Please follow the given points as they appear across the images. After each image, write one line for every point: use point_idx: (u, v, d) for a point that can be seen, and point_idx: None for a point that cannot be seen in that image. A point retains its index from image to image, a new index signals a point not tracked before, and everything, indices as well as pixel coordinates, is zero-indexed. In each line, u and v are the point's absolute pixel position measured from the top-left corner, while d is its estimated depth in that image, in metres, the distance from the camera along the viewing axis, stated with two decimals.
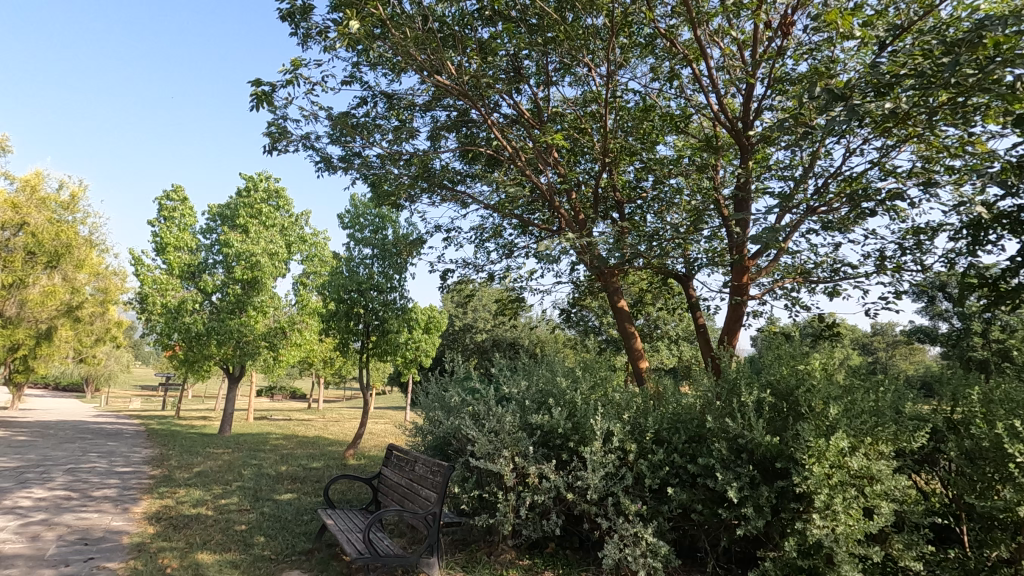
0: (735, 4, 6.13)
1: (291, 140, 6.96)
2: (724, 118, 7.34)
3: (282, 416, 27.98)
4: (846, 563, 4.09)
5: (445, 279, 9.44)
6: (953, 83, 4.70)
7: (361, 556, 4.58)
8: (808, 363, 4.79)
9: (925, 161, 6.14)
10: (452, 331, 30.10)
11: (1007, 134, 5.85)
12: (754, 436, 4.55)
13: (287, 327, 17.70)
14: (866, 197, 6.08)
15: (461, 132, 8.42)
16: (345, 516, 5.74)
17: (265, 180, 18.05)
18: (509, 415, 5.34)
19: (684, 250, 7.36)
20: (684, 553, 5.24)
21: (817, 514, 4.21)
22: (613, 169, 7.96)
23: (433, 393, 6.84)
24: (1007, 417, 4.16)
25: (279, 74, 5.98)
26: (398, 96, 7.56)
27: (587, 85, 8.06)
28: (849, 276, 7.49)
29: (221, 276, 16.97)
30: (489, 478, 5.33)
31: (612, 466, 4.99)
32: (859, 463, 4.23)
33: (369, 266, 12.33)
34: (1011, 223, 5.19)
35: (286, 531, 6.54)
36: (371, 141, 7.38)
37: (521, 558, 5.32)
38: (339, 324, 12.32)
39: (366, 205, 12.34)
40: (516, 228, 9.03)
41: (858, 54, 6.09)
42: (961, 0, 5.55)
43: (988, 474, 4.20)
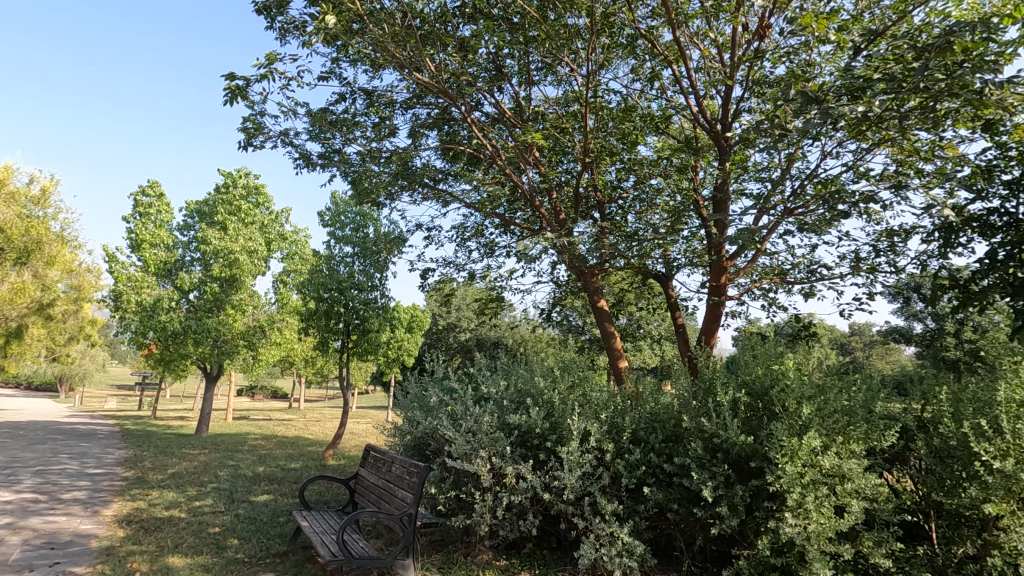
0: (714, 6, 6.18)
1: (268, 137, 6.85)
2: (704, 119, 7.40)
3: (262, 416, 27.41)
4: (818, 560, 4.15)
5: (426, 279, 9.39)
6: (924, 87, 4.77)
7: (335, 558, 4.51)
8: (783, 363, 4.84)
9: (898, 164, 6.25)
10: (436, 331, 29.99)
11: (977, 140, 5.99)
12: (728, 435, 4.59)
13: (266, 326, 17.47)
14: (841, 199, 6.16)
15: (442, 130, 8.37)
16: (321, 517, 5.67)
17: (245, 176, 17.78)
18: (487, 415, 5.33)
19: (664, 251, 7.41)
20: (661, 552, 5.26)
21: (789, 513, 4.26)
22: (594, 169, 7.97)
23: (411, 393, 6.80)
24: (974, 416, 4.25)
25: (254, 68, 5.87)
26: (378, 92, 7.48)
27: (569, 85, 8.07)
28: (825, 277, 7.60)
29: (198, 274, 16.70)
30: (466, 478, 5.30)
31: (589, 466, 4.98)
32: (831, 462, 4.29)
33: (349, 265, 12.21)
34: (980, 225, 5.29)
35: (261, 533, 6.43)
36: (350, 137, 7.29)
37: (498, 558, 5.29)
38: (319, 323, 12.18)
39: (347, 203, 12.22)
40: (498, 228, 9.00)
41: (834, 57, 6.17)
42: (932, 7, 5.65)
43: (956, 472, 4.28)
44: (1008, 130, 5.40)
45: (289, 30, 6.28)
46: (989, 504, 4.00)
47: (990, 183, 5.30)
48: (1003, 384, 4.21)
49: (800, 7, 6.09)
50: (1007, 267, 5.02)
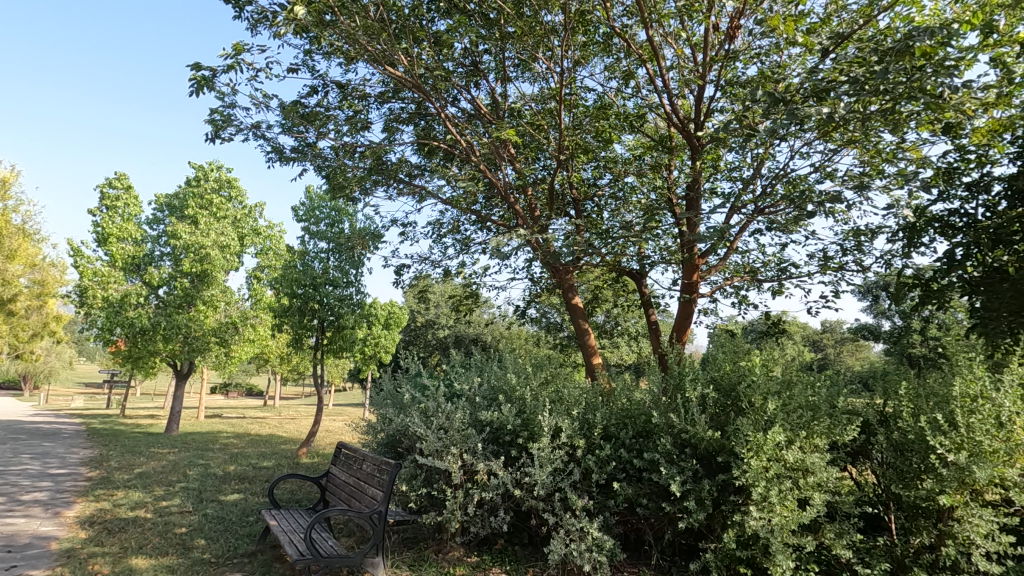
0: (688, 5, 6.22)
1: (237, 129, 6.69)
2: (678, 118, 7.47)
3: (236, 416, 25.49)
4: (781, 553, 4.23)
5: (401, 275, 9.31)
6: (887, 90, 4.89)
7: (303, 557, 4.45)
8: (750, 359, 4.93)
9: (864, 165, 6.38)
10: (414, 328, 29.82)
11: (939, 143, 6.15)
12: (696, 431, 4.65)
13: (239, 322, 17.13)
14: (810, 199, 6.28)
15: (418, 125, 8.30)
16: (290, 516, 5.59)
17: (217, 169, 17.40)
18: (458, 412, 5.31)
19: (639, 248, 7.47)
20: (631, 547, 5.32)
21: (754, 506, 4.34)
22: (570, 167, 7.98)
23: (384, 390, 6.75)
24: (932, 411, 4.40)
25: (220, 58, 5.74)
26: (352, 86, 7.38)
27: (545, 82, 8.06)
28: (794, 276, 7.75)
29: (168, 269, 16.31)
30: (437, 474, 5.29)
31: (560, 462, 5.00)
32: (795, 456, 4.39)
33: (324, 261, 12.06)
34: (941, 226, 5.44)
35: (230, 532, 6.34)
36: (324, 131, 7.18)
37: (469, 555, 5.29)
38: (293, 319, 11.98)
39: (321, 197, 12.05)
40: (474, 224, 8.97)
41: (803, 60, 6.27)
42: (897, 12, 5.79)
43: (914, 465, 4.41)
44: (967, 133, 5.56)
45: (258, 20, 6.15)
46: (943, 496, 4.13)
47: (950, 184, 5.45)
48: (959, 379, 4.35)
49: (770, 9, 6.17)
50: (965, 266, 5.17)
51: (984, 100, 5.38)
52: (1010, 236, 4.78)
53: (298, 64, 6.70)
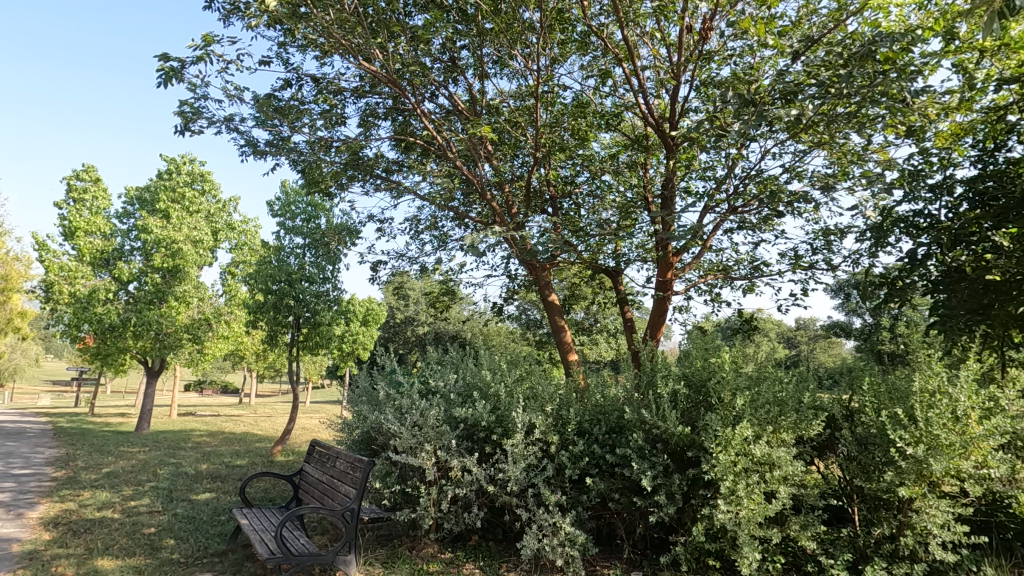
0: (663, 5, 6.26)
1: (208, 122, 6.55)
2: (654, 118, 7.55)
3: (212, 416, 23.58)
4: (747, 545, 4.33)
5: (377, 271, 9.25)
6: (853, 93, 5.01)
7: (273, 556, 4.40)
8: (720, 356, 5.03)
9: (833, 166, 6.52)
10: (394, 324, 29.69)
11: (904, 145, 6.32)
12: (667, 426, 4.73)
13: (213, 319, 16.83)
14: (780, 199, 6.40)
15: (394, 120, 8.25)
16: (261, 515, 5.53)
17: (189, 162, 17.05)
18: (432, 409, 5.30)
19: (615, 246, 7.53)
20: (604, 541, 5.38)
21: (722, 500, 4.42)
22: (548, 164, 7.98)
23: (359, 387, 6.70)
24: (893, 406, 4.53)
25: (189, 49, 5.62)
26: (327, 79, 7.28)
27: (523, 79, 8.06)
28: (766, 274, 7.90)
29: (138, 264, 15.91)
30: (411, 471, 5.28)
31: (533, 458, 5.04)
32: (761, 451, 4.49)
33: (300, 257, 11.90)
34: (907, 226, 5.57)
35: (201, 532, 6.24)
36: (298, 126, 7.07)
37: (443, 551, 5.30)
38: (268, 316, 11.79)
39: (297, 192, 11.87)
40: (452, 220, 8.94)
41: (775, 62, 6.38)
42: (865, 17, 5.93)
43: (876, 459, 4.55)
44: (930, 136, 5.72)
45: (229, 11, 6.03)
46: (902, 488, 4.26)
47: (915, 186, 5.58)
48: (918, 375, 4.49)
49: (743, 11, 6.27)
50: (927, 266, 5.33)
51: (946, 105, 5.55)
52: (968, 236, 4.93)
53: (271, 57, 6.58)
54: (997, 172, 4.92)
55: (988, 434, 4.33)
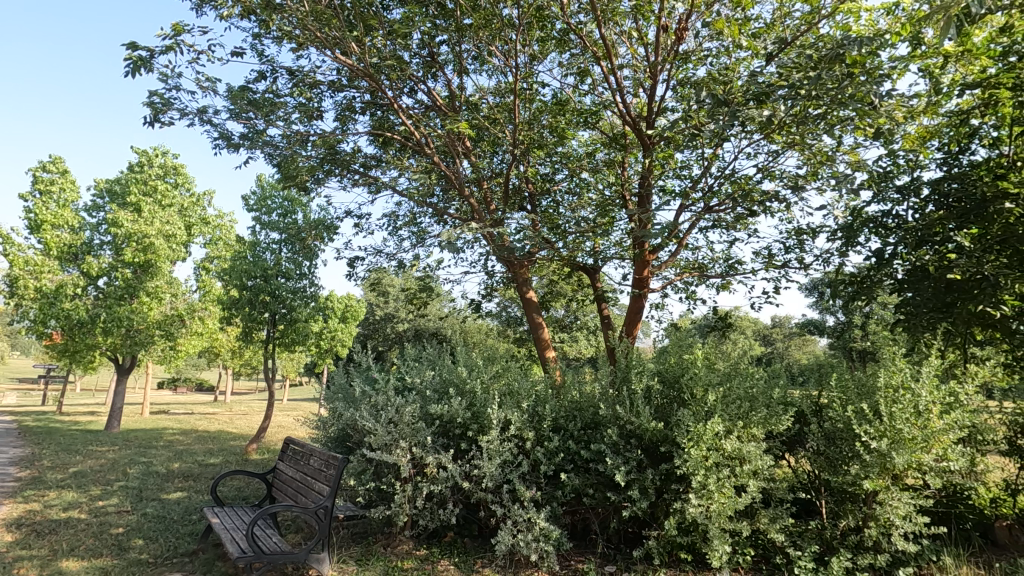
0: (640, 5, 6.30)
1: (179, 114, 6.40)
2: (632, 116, 7.59)
3: (178, 416, 22.09)
4: (717, 538, 4.41)
5: (355, 268, 9.17)
6: (822, 95, 5.11)
7: (243, 555, 4.34)
8: (693, 352, 5.10)
9: (805, 167, 6.63)
10: (373, 321, 29.49)
11: (873, 147, 6.46)
12: (640, 422, 4.79)
13: (186, 315, 16.49)
14: (754, 199, 6.51)
15: (372, 115, 8.17)
16: (233, 513, 5.45)
17: (162, 155, 16.68)
18: (408, 406, 5.28)
19: (594, 244, 7.54)
20: (578, 536, 5.41)
21: (694, 494, 4.50)
22: (527, 161, 7.97)
23: (335, 384, 6.63)
24: (858, 401, 4.65)
25: (158, 38, 5.50)
26: (302, 72, 7.16)
27: (502, 76, 8.04)
28: (740, 272, 8.03)
29: (108, 259, 15.48)
30: (386, 469, 5.26)
31: (508, 454, 5.05)
32: (732, 445, 4.56)
33: (276, 252, 11.73)
34: (878, 226, 5.62)
35: (171, 532, 6.12)
36: (273, 119, 6.96)
37: (418, 548, 5.29)
38: (242, 312, 11.58)
39: (273, 186, 11.70)
40: (430, 217, 8.90)
41: (749, 63, 6.47)
42: (837, 21, 6.04)
43: (843, 453, 4.65)
44: (898, 139, 5.86)
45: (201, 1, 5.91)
46: (867, 481, 4.37)
47: (884, 187, 5.68)
48: (883, 371, 4.60)
49: (719, 13, 6.34)
50: (893, 264, 5.46)
51: (913, 109, 5.69)
52: (932, 237, 5.06)
53: (244, 49, 6.47)
54: (960, 174, 5.06)
55: (948, 428, 4.46)
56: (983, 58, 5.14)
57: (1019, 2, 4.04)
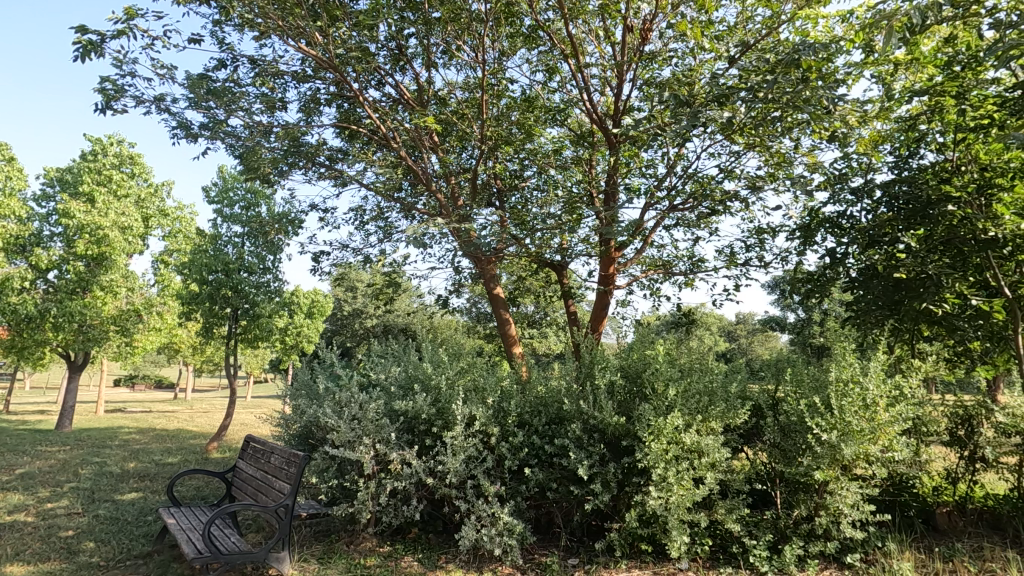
0: (606, 4, 6.36)
1: (133, 101, 6.17)
2: (598, 114, 7.65)
3: (123, 416, 20.82)
4: (676, 529, 4.52)
5: (319, 262, 9.02)
6: (780, 99, 5.25)
7: (200, 556, 4.24)
8: (655, 348, 5.20)
9: (767, 167, 6.79)
10: (341, 317, 29.15)
11: (830, 149, 6.68)
12: (603, 416, 4.87)
13: (143, 310, 15.94)
14: (715, 198, 6.66)
15: (338, 107, 8.03)
16: (190, 514, 5.30)
17: (117, 143, 16.07)
18: (372, 402, 5.24)
19: (562, 241, 7.58)
20: (542, 530, 5.46)
21: (654, 487, 4.59)
22: (495, 156, 7.94)
23: (298, 380, 6.52)
24: (811, 394, 4.81)
25: (110, 22, 5.29)
26: (265, 61, 6.99)
27: (471, 71, 8.00)
28: (703, 270, 8.21)
29: (59, 251, 14.79)
30: (349, 466, 5.21)
31: (473, 449, 5.06)
32: (691, 439, 4.67)
33: (238, 246, 11.42)
34: (832, 227, 5.80)
35: (124, 534, 5.92)
36: (234, 109, 6.78)
37: (382, 545, 5.26)
38: (202, 308, 11.24)
39: (235, 178, 11.38)
40: (397, 212, 8.81)
41: (713, 65, 6.60)
42: (796, 26, 6.21)
43: (796, 445, 4.82)
44: (852, 142, 6.06)
45: None
46: (818, 471, 4.54)
47: (840, 188, 5.87)
48: (835, 365, 4.78)
49: (683, 14, 6.44)
50: (846, 263, 5.64)
51: (866, 113, 5.89)
52: (882, 237, 5.25)
53: (203, 36, 6.27)
54: (908, 177, 5.25)
55: (893, 420, 4.63)
56: (931, 67, 5.35)
57: (963, 14, 4.24)
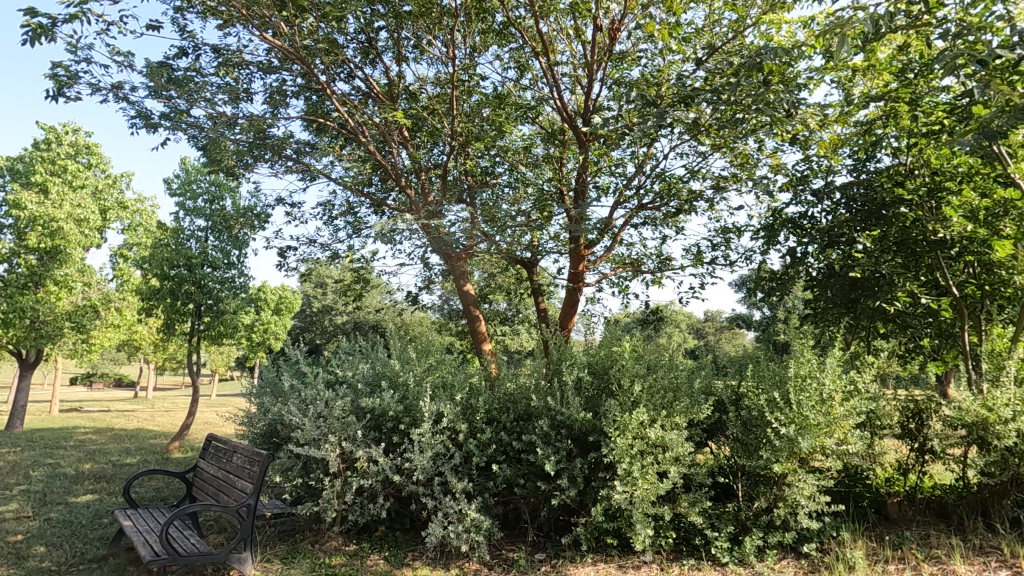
0: (577, 4, 6.39)
1: (88, 88, 5.94)
2: (569, 112, 7.68)
3: (79, 416, 20.04)
4: (640, 522, 4.59)
5: (286, 257, 8.86)
6: (745, 101, 5.37)
7: (157, 558, 4.11)
8: (621, 345, 5.26)
9: (732, 168, 6.93)
10: (310, 313, 28.73)
11: (792, 151, 6.85)
12: (570, 412, 4.92)
13: (100, 306, 15.38)
14: (682, 198, 6.78)
15: (306, 99, 7.87)
16: (148, 515, 5.15)
17: (72, 132, 15.44)
18: (338, 399, 5.17)
19: (533, 238, 7.60)
20: (510, 525, 5.48)
21: (619, 481, 4.66)
22: (466, 153, 7.91)
23: (263, 378, 6.39)
24: (771, 390, 4.94)
25: (62, 6, 5.07)
26: (229, 50, 6.80)
27: (442, 66, 7.94)
28: (670, 268, 8.35)
29: (9, 244, 14.10)
30: (314, 464, 5.14)
31: (440, 446, 5.04)
32: (655, 434, 4.74)
33: (201, 240, 11.10)
34: (795, 227, 5.95)
35: (77, 537, 5.71)
36: (196, 98, 6.58)
37: (347, 543, 5.21)
38: (163, 303, 10.89)
39: (199, 170, 11.07)
40: (367, 207, 8.71)
41: (681, 66, 6.70)
42: (761, 30, 6.35)
43: (756, 439, 4.94)
44: (813, 145, 6.22)
45: None
46: (777, 464, 4.66)
47: (802, 189, 6.02)
48: (794, 361, 4.91)
49: (652, 15, 6.52)
50: (806, 262, 5.80)
51: (827, 117, 6.07)
52: (840, 237, 5.41)
53: (162, 22, 6.06)
54: (865, 179, 5.41)
55: (848, 414, 4.78)
56: (886, 74, 5.55)
57: (916, 23, 4.39)
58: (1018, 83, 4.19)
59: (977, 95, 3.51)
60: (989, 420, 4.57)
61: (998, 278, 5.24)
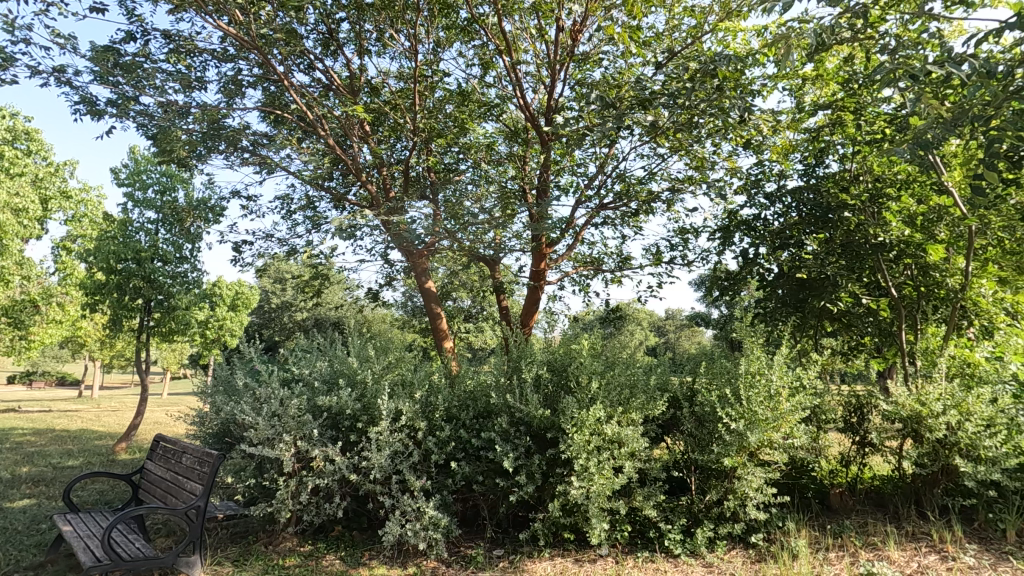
0: (540, 4, 6.43)
1: (26, 71, 5.63)
2: (532, 111, 7.71)
3: (17, 416, 18.96)
4: (596, 517, 4.67)
5: (241, 252, 8.62)
6: (700, 105, 5.51)
7: (98, 564, 3.94)
8: (580, 342, 5.33)
9: (690, 169, 7.11)
10: (269, 310, 28.05)
11: (747, 155, 7.06)
12: (528, 409, 4.96)
13: (40, 301, 14.61)
14: (641, 198, 6.92)
15: (264, 90, 7.68)
16: (89, 520, 4.93)
17: (10, 117, 14.63)
18: (293, 398, 5.06)
19: (496, 236, 7.59)
20: (468, 522, 5.49)
21: (576, 477, 4.73)
22: (429, 149, 7.87)
23: (216, 376, 6.20)
24: (723, 386, 5.09)
25: None
26: (181, 36, 6.56)
27: (405, 60, 7.86)
28: (629, 267, 8.51)
29: None
30: (268, 464, 5.02)
31: (398, 445, 5.00)
32: (612, 430, 4.83)
33: (152, 233, 10.67)
34: (747, 228, 6.15)
35: (12, 544, 5.42)
36: (145, 85, 6.31)
37: (302, 544, 5.12)
38: (109, 299, 10.41)
39: (149, 160, 10.63)
40: (327, 202, 8.56)
41: (642, 70, 6.83)
42: (718, 37, 6.53)
43: (709, 434, 5.09)
44: (766, 149, 6.43)
45: None
46: (727, 458, 4.82)
47: (756, 192, 6.22)
48: (745, 358, 5.07)
49: (614, 18, 6.62)
50: (759, 263, 6.01)
51: (779, 123, 6.29)
52: (789, 240, 5.62)
53: (108, 5, 5.80)
54: (814, 184, 5.63)
55: (794, 409, 4.97)
56: (834, 83, 5.78)
57: (860, 36, 4.61)
58: (950, 97, 4.43)
59: (911, 107, 3.71)
60: (922, 413, 4.83)
61: (933, 280, 5.53)
